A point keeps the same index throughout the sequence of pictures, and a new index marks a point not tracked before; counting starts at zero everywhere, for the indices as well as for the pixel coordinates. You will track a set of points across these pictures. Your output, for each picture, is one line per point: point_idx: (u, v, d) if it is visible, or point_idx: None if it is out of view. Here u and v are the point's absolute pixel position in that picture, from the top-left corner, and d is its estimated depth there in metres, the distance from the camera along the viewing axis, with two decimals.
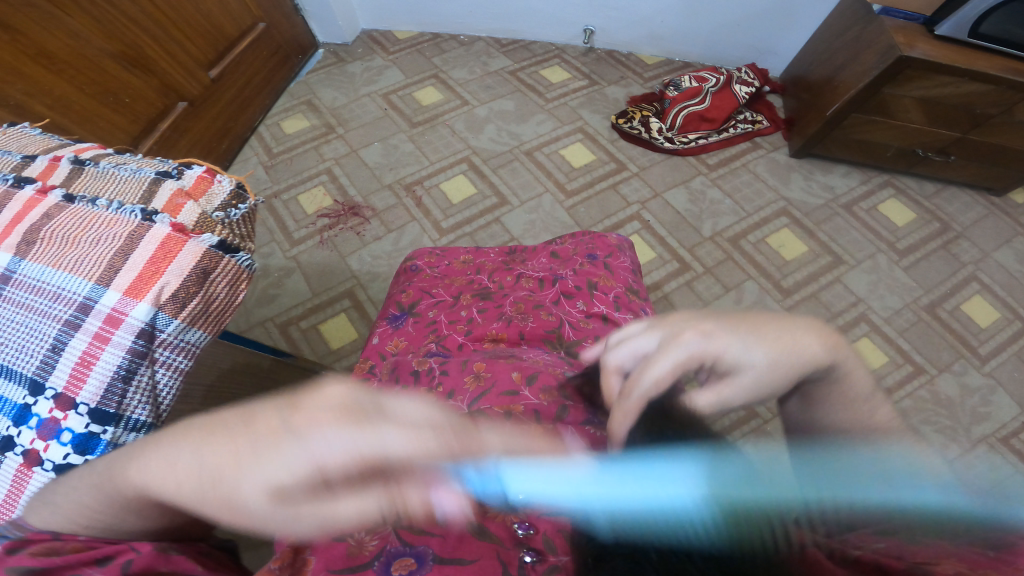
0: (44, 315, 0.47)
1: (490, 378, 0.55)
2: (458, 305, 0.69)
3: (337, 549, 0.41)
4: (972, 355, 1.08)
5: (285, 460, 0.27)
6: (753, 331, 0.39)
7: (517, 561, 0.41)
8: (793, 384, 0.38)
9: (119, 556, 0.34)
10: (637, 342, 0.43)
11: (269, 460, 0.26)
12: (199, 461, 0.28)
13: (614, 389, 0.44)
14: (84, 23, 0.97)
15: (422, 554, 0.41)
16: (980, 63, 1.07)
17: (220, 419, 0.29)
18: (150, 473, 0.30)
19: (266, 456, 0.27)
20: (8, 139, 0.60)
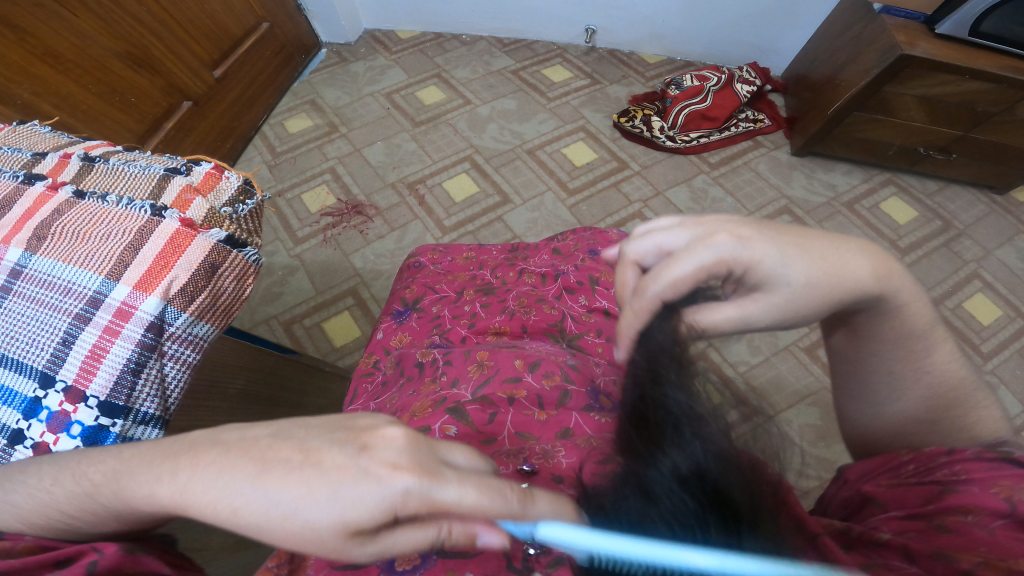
0: (55, 309, 0.48)
1: (494, 366, 0.56)
2: (462, 300, 0.70)
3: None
4: (973, 353, 1.08)
5: (363, 504, 0.27)
6: (797, 244, 0.37)
7: (522, 553, 0.40)
8: (824, 310, 0.38)
9: (84, 558, 0.34)
10: (664, 236, 0.41)
11: (348, 506, 0.27)
12: (240, 494, 0.28)
13: (629, 280, 0.42)
14: (90, 23, 0.98)
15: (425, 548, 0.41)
16: (980, 62, 1.07)
17: (285, 463, 0.28)
18: (202, 500, 0.29)
19: (345, 504, 0.27)
20: (17, 136, 0.61)
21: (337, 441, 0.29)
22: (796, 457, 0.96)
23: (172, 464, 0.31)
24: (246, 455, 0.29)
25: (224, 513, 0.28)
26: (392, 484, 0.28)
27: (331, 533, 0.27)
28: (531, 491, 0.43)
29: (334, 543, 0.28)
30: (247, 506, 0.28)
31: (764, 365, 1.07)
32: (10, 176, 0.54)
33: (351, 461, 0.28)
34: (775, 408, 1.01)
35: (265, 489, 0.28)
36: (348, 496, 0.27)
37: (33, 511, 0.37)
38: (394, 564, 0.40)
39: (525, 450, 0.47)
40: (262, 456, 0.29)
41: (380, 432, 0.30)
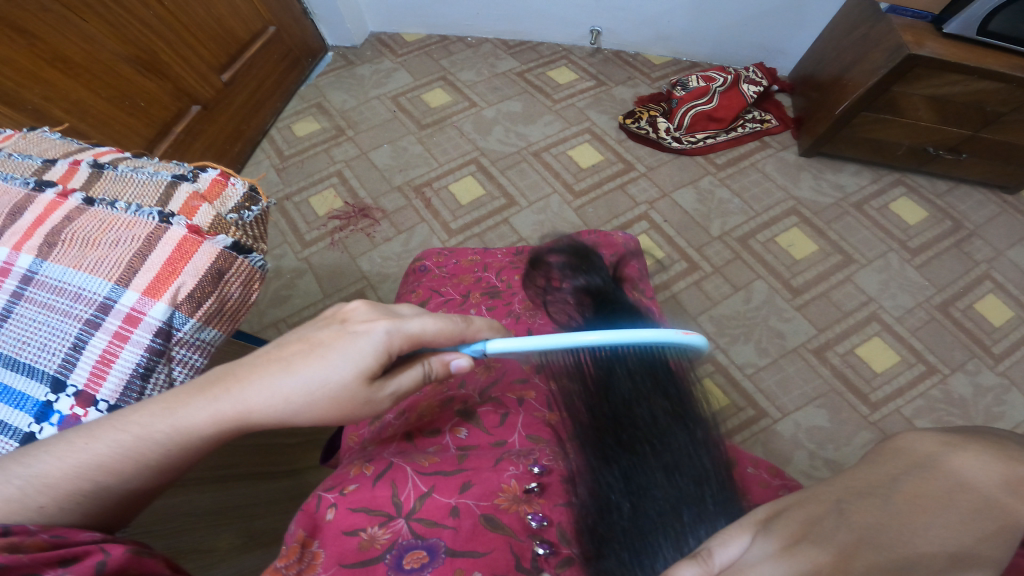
0: (65, 314, 0.48)
1: (501, 366, 0.59)
2: (468, 304, 0.71)
3: (349, 543, 0.42)
4: (985, 354, 1.07)
5: (365, 350, 0.45)
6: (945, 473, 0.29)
7: (530, 553, 0.42)
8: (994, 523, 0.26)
9: (91, 558, 0.35)
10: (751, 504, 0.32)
11: (356, 357, 0.44)
12: (277, 389, 0.43)
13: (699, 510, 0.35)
14: (99, 28, 0.99)
15: (434, 547, 0.41)
16: (989, 61, 1.06)
17: (301, 352, 0.45)
18: (267, 411, 0.43)
19: (353, 356, 0.44)
20: (29, 143, 0.61)
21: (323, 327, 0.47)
22: (804, 460, 0.95)
23: (217, 394, 0.43)
24: (272, 364, 0.44)
25: (276, 400, 0.43)
26: (374, 332, 0.45)
27: (352, 377, 0.44)
28: (540, 491, 0.45)
29: (357, 384, 0.45)
30: (292, 384, 0.44)
31: (772, 367, 1.06)
32: (21, 183, 0.55)
33: (342, 330, 0.46)
34: (783, 410, 1.01)
35: (300, 375, 0.44)
36: (352, 352, 0.44)
37: (64, 479, 0.39)
38: (403, 562, 0.41)
39: (536, 451, 0.49)
40: (283, 357, 0.45)
41: (347, 311, 0.48)
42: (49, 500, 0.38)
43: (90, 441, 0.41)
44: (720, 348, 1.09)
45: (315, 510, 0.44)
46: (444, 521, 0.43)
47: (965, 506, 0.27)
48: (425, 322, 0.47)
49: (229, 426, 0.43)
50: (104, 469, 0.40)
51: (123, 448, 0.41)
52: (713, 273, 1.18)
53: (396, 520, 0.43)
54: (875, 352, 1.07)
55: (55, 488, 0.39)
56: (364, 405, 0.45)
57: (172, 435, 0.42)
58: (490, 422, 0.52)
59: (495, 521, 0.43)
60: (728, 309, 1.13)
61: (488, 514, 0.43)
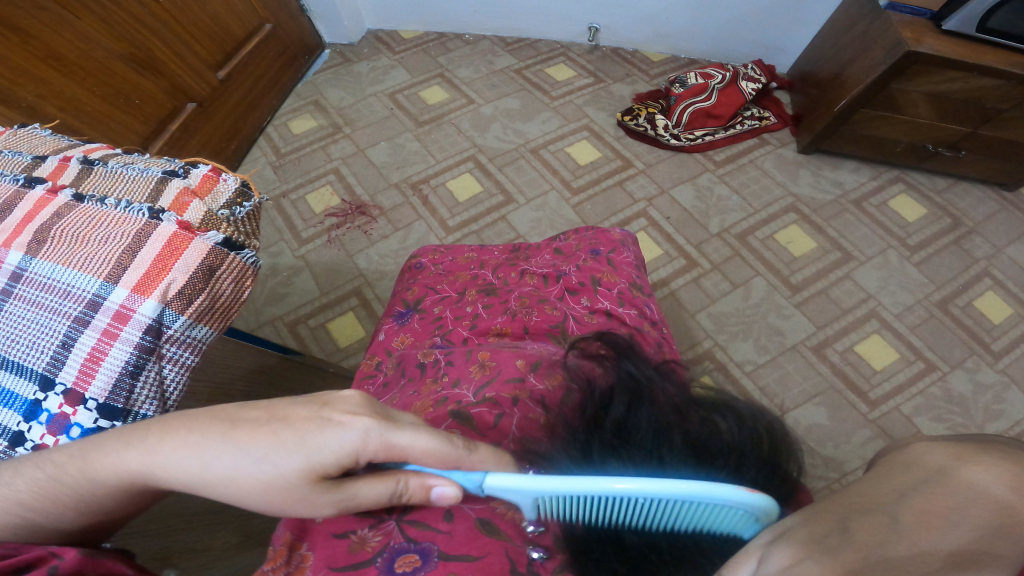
0: (54, 312, 0.48)
1: (495, 366, 0.57)
2: (464, 300, 0.69)
3: (339, 546, 0.42)
4: (984, 351, 1.07)
5: (325, 447, 0.38)
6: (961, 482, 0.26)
7: (525, 557, 0.41)
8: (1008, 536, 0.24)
9: (41, 564, 0.34)
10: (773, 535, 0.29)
11: (314, 450, 0.38)
12: (203, 459, 0.38)
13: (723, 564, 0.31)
14: (94, 25, 0.98)
15: (426, 551, 0.40)
16: (988, 58, 1.06)
17: (254, 422, 0.39)
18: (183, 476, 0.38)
19: (307, 445, 0.38)
20: (18, 139, 0.61)
21: (299, 404, 0.40)
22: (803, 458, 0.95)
23: (131, 443, 0.39)
24: (214, 426, 0.38)
25: (200, 473, 0.37)
26: (353, 428, 0.38)
27: (297, 473, 0.37)
28: None
29: (300, 481, 0.38)
30: (227, 465, 0.37)
31: (771, 364, 1.05)
32: (11, 179, 0.54)
33: (316, 414, 0.39)
34: (782, 408, 1.01)
35: (240, 453, 0.37)
36: (311, 439, 0.38)
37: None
38: (394, 565, 0.40)
39: (529, 449, 0.47)
40: (232, 419, 0.39)
41: (334, 395, 0.41)
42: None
43: (13, 475, 0.39)
44: (719, 345, 1.08)
45: (306, 513, 0.45)
46: (437, 525, 0.42)
47: (976, 515, 0.24)
48: (417, 434, 0.39)
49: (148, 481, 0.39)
50: (23, 507, 0.38)
51: (38, 488, 0.39)
52: (712, 270, 1.18)
53: (387, 523, 0.43)
54: (874, 350, 1.07)
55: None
56: (297, 505, 0.38)
57: (86, 479, 0.39)
58: (484, 424, 0.51)
59: (490, 524, 0.42)
60: (727, 307, 1.13)
61: (482, 518, 0.43)
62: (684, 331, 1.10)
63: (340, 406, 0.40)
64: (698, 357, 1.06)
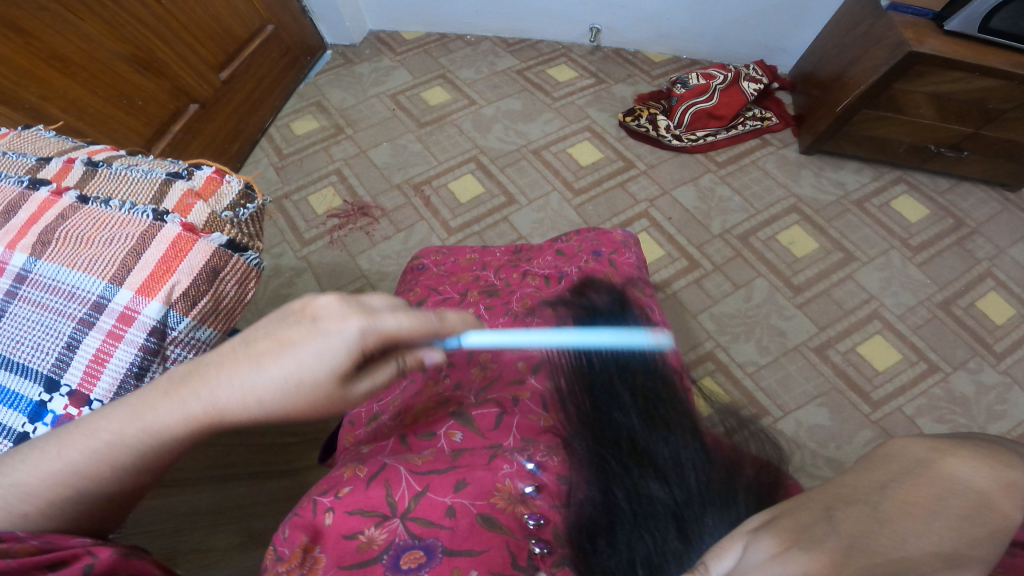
0: (59, 313, 0.48)
1: (497, 368, 0.57)
2: (466, 301, 0.69)
3: (348, 546, 0.42)
4: (987, 352, 1.07)
5: (332, 348, 0.40)
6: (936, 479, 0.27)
7: (526, 551, 0.42)
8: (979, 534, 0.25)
9: (79, 560, 0.35)
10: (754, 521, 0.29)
11: (329, 354, 0.40)
12: (239, 391, 0.39)
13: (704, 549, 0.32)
14: (97, 27, 0.99)
15: (431, 547, 0.41)
16: (990, 59, 1.06)
17: (268, 351, 0.40)
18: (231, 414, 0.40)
19: (323, 354, 0.39)
20: (22, 141, 0.61)
21: (287, 323, 0.41)
22: (805, 459, 0.95)
23: (178, 397, 0.39)
24: (238, 363, 0.40)
25: (245, 399, 0.39)
26: (347, 331, 0.40)
27: (323, 377, 0.40)
28: (535, 492, 0.44)
29: (333, 384, 0.41)
30: (268, 386, 0.39)
31: (773, 365, 1.05)
32: (15, 180, 0.54)
33: (311, 329, 0.40)
34: (784, 409, 1.01)
35: (270, 374, 0.39)
36: (321, 348, 0.40)
37: (40, 485, 0.38)
38: (400, 562, 0.40)
39: (529, 446, 0.48)
40: (249, 352, 0.40)
41: (314, 306, 0.41)
42: (35, 504, 0.38)
43: (61, 448, 0.39)
44: (721, 346, 1.08)
45: (312, 515, 0.44)
46: (441, 521, 0.42)
47: (955, 512, 0.25)
48: (400, 318, 0.42)
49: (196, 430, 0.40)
50: (82, 476, 0.39)
51: (95, 454, 0.39)
52: (714, 271, 1.18)
53: (392, 520, 0.42)
54: (876, 351, 1.07)
55: (34, 493, 0.38)
56: (338, 402, 0.42)
57: (144, 438, 0.39)
58: (485, 424, 0.50)
59: (492, 520, 0.42)
60: (729, 308, 1.13)
61: (485, 514, 0.43)
62: (686, 332, 1.10)
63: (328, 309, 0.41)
64: (700, 358, 1.06)
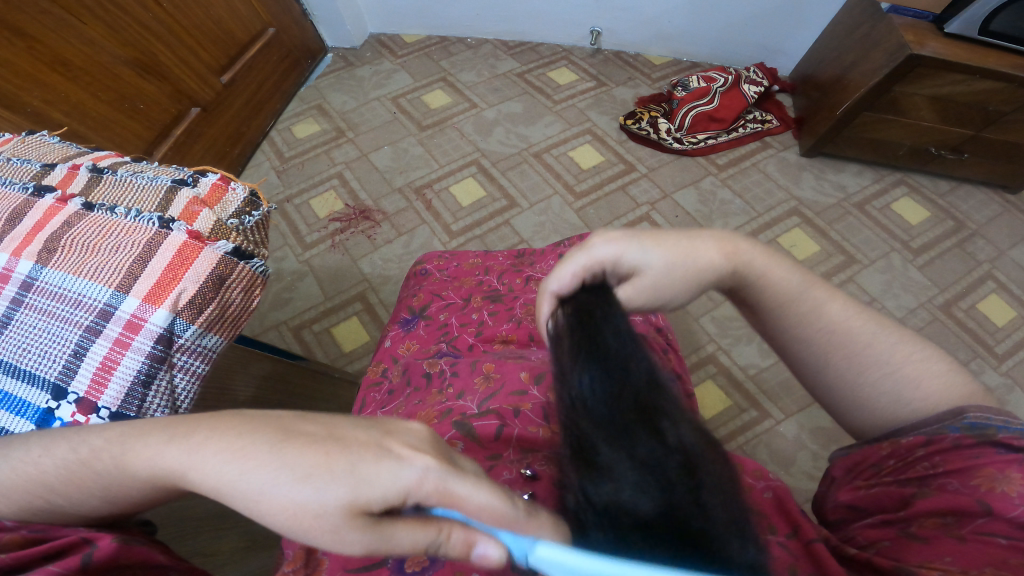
0: (66, 321, 0.48)
1: (500, 378, 0.56)
2: (469, 308, 0.70)
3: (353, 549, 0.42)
4: (988, 354, 1.07)
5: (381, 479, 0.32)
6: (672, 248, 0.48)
7: None
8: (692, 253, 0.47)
9: (77, 551, 0.35)
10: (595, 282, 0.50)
11: (359, 474, 0.32)
12: (233, 467, 0.33)
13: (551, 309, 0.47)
14: (100, 31, 0.99)
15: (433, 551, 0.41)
16: (990, 61, 1.06)
17: (311, 438, 0.34)
18: (209, 479, 0.33)
19: (362, 479, 0.32)
20: (27, 148, 0.61)
21: (360, 426, 0.35)
22: (807, 461, 0.95)
23: (176, 441, 0.35)
24: (259, 431, 0.34)
25: (236, 485, 0.32)
26: (414, 461, 0.33)
27: (336, 492, 0.31)
28: (533, 498, 0.44)
29: (335, 509, 0.31)
30: (271, 496, 0.32)
31: (775, 368, 1.06)
32: (21, 188, 0.54)
33: (383, 450, 0.34)
34: (786, 411, 1.01)
35: (280, 468, 0.32)
36: (367, 470, 0.32)
37: (11, 488, 0.37)
38: (404, 565, 0.40)
39: (529, 456, 0.49)
40: (286, 431, 0.34)
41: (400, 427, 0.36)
42: (3, 509, 0.37)
43: (41, 454, 0.38)
44: (722, 349, 1.08)
45: None
46: None
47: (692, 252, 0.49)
48: (485, 488, 0.33)
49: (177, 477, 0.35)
50: (51, 490, 0.37)
51: (71, 468, 0.37)
52: None
53: None
54: None
55: (3, 497, 0.37)
56: (324, 537, 0.32)
57: (115, 468, 0.36)
58: (486, 435, 0.50)
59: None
60: (730, 311, 1.13)
61: None
62: (688, 335, 1.10)
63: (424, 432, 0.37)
64: (702, 361, 1.07)
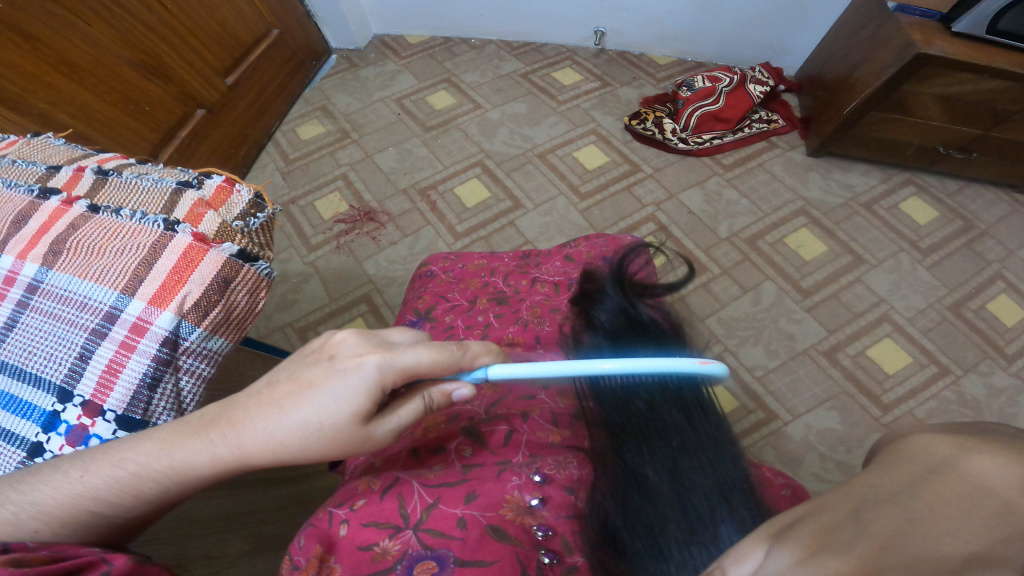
0: (72, 324, 0.48)
1: (507, 383, 0.56)
2: (476, 310, 0.69)
3: (363, 556, 0.41)
4: (998, 355, 1.06)
5: (352, 388, 0.41)
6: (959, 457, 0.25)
7: (535, 562, 0.41)
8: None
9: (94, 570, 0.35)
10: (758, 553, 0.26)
11: (345, 396, 0.41)
12: (265, 440, 0.41)
13: None
14: (105, 33, 0.99)
15: (443, 557, 0.40)
16: (999, 60, 1.05)
17: (291, 395, 0.42)
18: (257, 458, 0.41)
19: (343, 398, 0.41)
20: (32, 149, 0.61)
21: (313, 367, 0.43)
22: (816, 462, 0.95)
23: (206, 437, 0.41)
24: (262, 407, 0.42)
25: (273, 449, 0.41)
26: (365, 369, 0.41)
27: (343, 416, 0.41)
28: (543, 503, 0.43)
29: (351, 426, 0.42)
30: (306, 442, 0.41)
31: (783, 369, 1.05)
32: (26, 190, 0.54)
33: (331, 368, 0.42)
34: (794, 413, 1.00)
35: (292, 417, 0.41)
36: (339, 391, 0.41)
37: (58, 506, 0.39)
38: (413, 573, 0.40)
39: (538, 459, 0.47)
40: (276, 401, 0.42)
41: (333, 345, 0.44)
42: (48, 531, 0.39)
43: (84, 474, 0.40)
44: (729, 350, 1.08)
45: (327, 525, 0.44)
46: (452, 532, 0.41)
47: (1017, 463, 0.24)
48: (419, 353, 0.42)
49: (229, 469, 0.42)
50: (99, 502, 0.40)
51: (120, 484, 0.40)
52: (722, 274, 1.18)
53: (404, 531, 0.42)
54: (886, 354, 1.06)
55: (49, 514, 0.39)
56: (364, 443, 0.43)
57: (170, 476, 0.41)
58: (496, 441, 0.50)
59: (502, 530, 0.41)
60: (737, 311, 1.13)
61: (495, 525, 0.42)
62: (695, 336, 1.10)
63: (355, 340, 0.44)
64: None
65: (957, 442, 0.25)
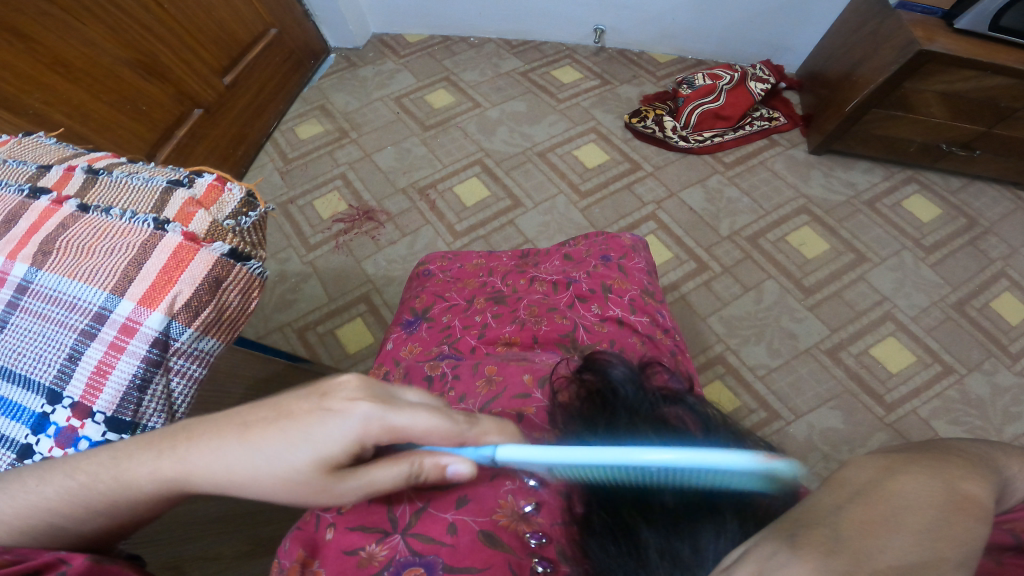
0: (60, 325, 0.47)
1: (502, 382, 0.55)
2: (473, 309, 0.68)
3: (348, 561, 0.40)
4: (1002, 354, 1.05)
5: (337, 438, 0.37)
6: (900, 475, 0.28)
7: (529, 570, 0.40)
8: (968, 511, 0.26)
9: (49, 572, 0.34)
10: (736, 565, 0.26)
11: (327, 443, 0.37)
12: (223, 464, 0.38)
13: None
14: (102, 32, 0.99)
15: (432, 563, 0.39)
16: (1001, 56, 1.04)
17: (264, 422, 0.38)
18: (209, 481, 0.38)
19: (321, 444, 0.37)
20: (24, 149, 0.60)
21: (301, 398, 0.40)
22: (819, 462, 0.94)
23: (161, 449, 0.39)
24: (226, 431, 0.38)
25: (244, 483, 0.38)
26: (355, 417, 0.38)
27: (311, 464, 0.37)
28: (537, 510, 0.43)
29: (317, 476, 0.37)
30: (262, 476, 0.38)
31: (785, 368, 1.04)
32: (16, 189, 0.54)
33: (319, 409, 0.38)
34: (796, 412, 0.99)
35: (258, 448, 0.38)
36: (320, 437, 0.37)
37: (13, 515, 0.38)
38: None
39: None
40: (246, 424, 0.39)
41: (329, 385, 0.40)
42: (8, 536, 0.38)
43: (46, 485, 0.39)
44: (730, 349, 1.07)
45: (315, 529, 0.43)
46: (442, 537, 0.41)
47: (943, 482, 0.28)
48: (417, 414, 0.39)
49: (178, 487, 0.39)
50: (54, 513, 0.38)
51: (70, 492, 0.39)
52: (723, 273, 1.17)
53: (393, 536, 0.41)
54: (890, 353, 1.05)
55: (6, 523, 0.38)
56: (325, 497, 0.38)
57: (115, 487, 0.39)
58: None
59: (494, 537, 0.41)
60: (739, 310, 1.12)
61: (487, 531, 0.41)
62: (695, 335, 1.09)
63: (348, 387, 0.40)
64: (710, 362, 1.05)
65: (896, 464, 0.29)
